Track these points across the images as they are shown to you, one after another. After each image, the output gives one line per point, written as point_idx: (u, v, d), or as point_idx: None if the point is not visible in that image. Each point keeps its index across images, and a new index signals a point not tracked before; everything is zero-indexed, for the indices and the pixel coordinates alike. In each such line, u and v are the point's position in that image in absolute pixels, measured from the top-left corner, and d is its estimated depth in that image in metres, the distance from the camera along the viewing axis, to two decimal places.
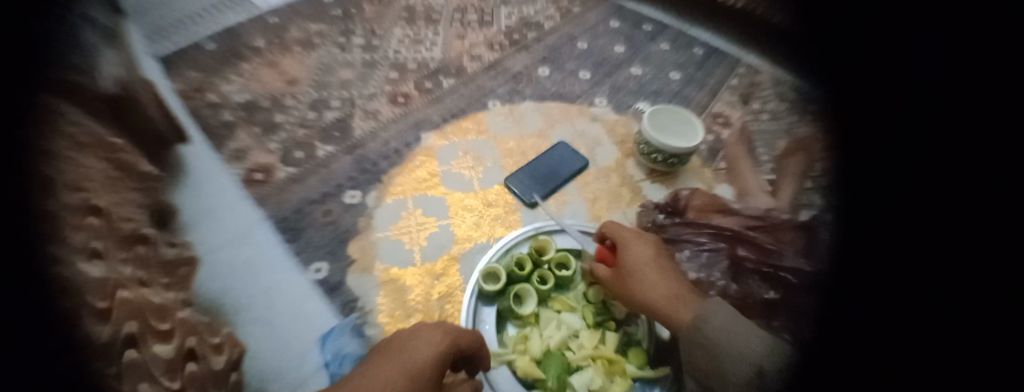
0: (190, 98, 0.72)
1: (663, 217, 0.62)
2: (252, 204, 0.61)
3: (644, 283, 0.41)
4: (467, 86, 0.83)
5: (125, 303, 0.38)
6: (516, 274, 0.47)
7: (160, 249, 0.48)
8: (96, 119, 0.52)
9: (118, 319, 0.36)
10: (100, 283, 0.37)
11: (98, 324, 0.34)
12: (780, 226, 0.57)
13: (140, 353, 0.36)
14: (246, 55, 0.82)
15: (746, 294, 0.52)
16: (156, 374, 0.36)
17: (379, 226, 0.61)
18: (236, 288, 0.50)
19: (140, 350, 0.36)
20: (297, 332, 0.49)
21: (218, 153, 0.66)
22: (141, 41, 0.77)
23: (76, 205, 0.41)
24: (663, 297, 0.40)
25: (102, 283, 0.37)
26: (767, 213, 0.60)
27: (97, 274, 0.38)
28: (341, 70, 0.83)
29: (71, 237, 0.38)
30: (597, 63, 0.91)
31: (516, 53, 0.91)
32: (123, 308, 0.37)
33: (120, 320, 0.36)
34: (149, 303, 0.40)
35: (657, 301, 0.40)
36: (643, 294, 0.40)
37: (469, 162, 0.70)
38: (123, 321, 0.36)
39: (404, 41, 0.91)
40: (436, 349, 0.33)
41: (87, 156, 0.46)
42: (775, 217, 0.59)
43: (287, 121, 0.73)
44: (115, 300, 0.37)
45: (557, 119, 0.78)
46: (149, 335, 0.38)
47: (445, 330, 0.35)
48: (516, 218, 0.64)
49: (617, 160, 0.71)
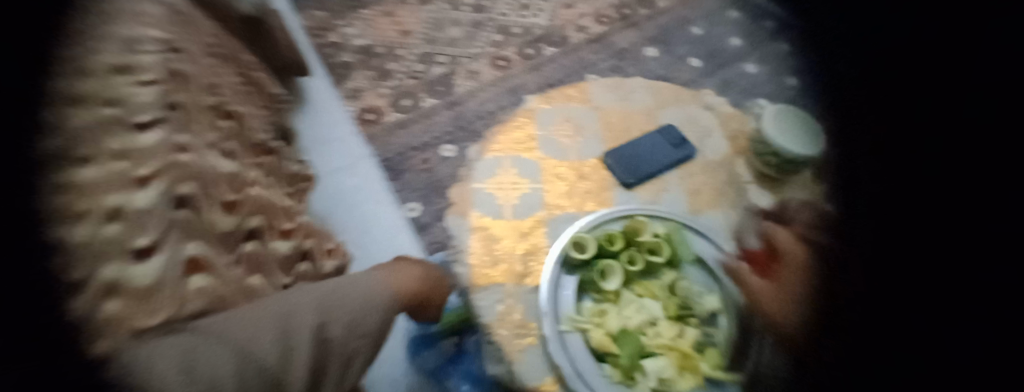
0: (316, 36, 0.83)
1: (772, 225, 0.49)
2: (360, 141, 0.69)
3: (754, 286, 0.41)
4: (567, 57, 0.82)
5: (256, 200, 0.40)
6: (606, 249, 0.45)
7: (288, 162, 0.54)
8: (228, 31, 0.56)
9: (244, 213, 0.37)
10: (229, 178, 0.37)
11: (222, 217, 0.34)
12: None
13: (262, 245, 0.38)
14: (367, 2, 0.90)
15: None
16: (275, 267, 0.37)
17: (478, 178, 0.60)
18: (337, 209, 0.57)
19: (262, 243, 0.38)
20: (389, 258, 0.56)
21: (336, 91, 0.76)
22: None
23: (211, 105, 0.41)
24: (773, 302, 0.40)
25: (234, 178, 0.38)
26: None
27: (232, 169, 0.39)
28: (450, 27, 0.87)
29: (205, 132, 0.39)
30: (708, 51, 0.84)
31: (623, 28, 0.87)
32: (253, 204, 0.39)
33: (247, 214, 0.37)
34: (279, 205, 0.45)
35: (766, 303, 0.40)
36: (754, 294, 0.41)
37: (568, 130, 0.64)
38: (250, 215, 0.38)
39: (512, 5, 0.91)
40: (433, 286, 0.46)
41: (226, 64, 0.50)
42: None
43: (398, 70, 0.80)
44: (245, 195, 0.38)
45: (670, 99, 0.68)
46: (272, 233, 0.40)
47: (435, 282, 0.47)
48: (608, 196, 0.58)
49: (727, 156, 0.61)
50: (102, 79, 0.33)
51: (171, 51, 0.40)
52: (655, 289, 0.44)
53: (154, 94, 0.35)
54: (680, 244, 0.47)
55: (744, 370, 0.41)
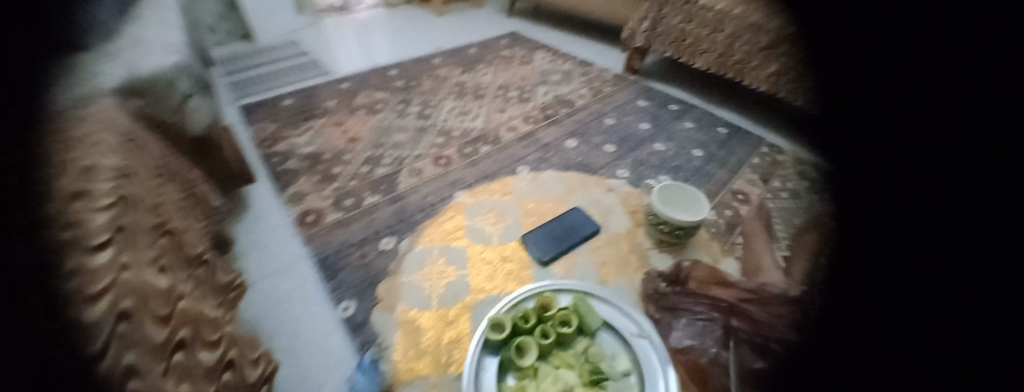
0: (264, 146, 0.89)
1: (666, 286, 0.60)
2: (298, 242, 0.71)
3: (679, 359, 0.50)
4: (500, 153, 0.93)
5: (183, 313, 0.39)
6: (520, 326, 0.47)
7: (219, 274, 0.55)
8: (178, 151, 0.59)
9: (176, 325, 0.36)
10: (168, 293, 0.37)
11: (156, 327, 0.29)
12: (777, 300, 0.48)
13: (185, 357, 0.36)
14: (318, 114, 0.99)
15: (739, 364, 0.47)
16: (197, 379, 0.37)
17: (406, 271, 0.67)
18: (271, 317, 0.60)
19: (187, 353, 0.36)
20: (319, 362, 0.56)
21: (280, 196, 0.79)
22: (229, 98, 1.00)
23: (156, 225, 0.43)
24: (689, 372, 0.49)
25: (168, 294, 0.38)
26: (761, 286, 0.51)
27: (165, 285, 0.38)
28: (396, 132, 0.97)
29: (147, 248, 0.38)
30: (621, 138, 0.98)
31: (548, 126, 1.01)
32: (182, 316, 0.38)
33: (178, 326, 0.36)
34: (202, 315, 0.43)
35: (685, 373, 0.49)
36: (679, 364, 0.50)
37: (492, 219, 0.76)
38: (179, 327, 0.37)
39: (452, 112, 1.05)
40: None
41: (172, 183, 0.53)
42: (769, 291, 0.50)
43: (343, 173, 0.85)
44: (177, 309, 0.38)
45: (577, 187, 0.83)
46: (197, 344, 0.39)
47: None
48: (529, 273, 0.66)
49: (628, 228, 0.73)
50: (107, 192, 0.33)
51: (134, 173, 0.42)
52: (570, 358, 0.46)
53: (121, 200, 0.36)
54: (587, 311, 0.49)
55: None
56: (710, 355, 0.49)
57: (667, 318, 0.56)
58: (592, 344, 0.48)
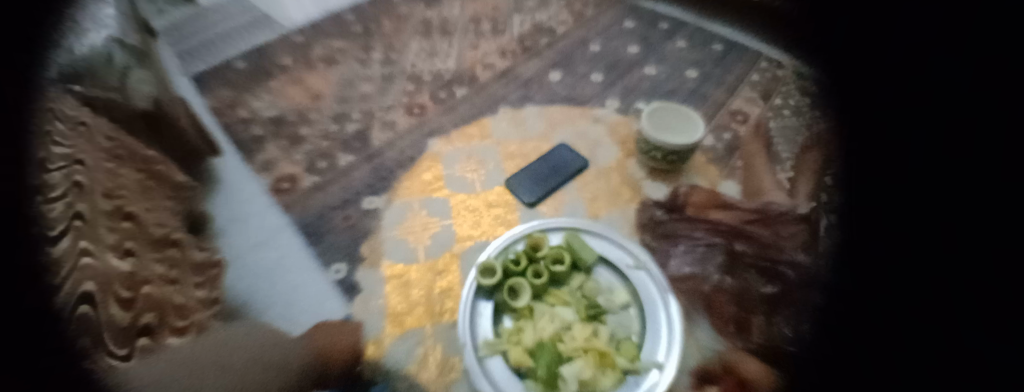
0: (223, 115, 0.80)
1: (661, 213, 0.62)
2: (278, 211, 0.67)
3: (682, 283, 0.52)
4: (479, 95, 0.86)
5: (149, 297, 0.42)
6: (511, 268, 0.46)
7: (192, 252, 0.55)
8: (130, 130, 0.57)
9: (139, 308, 0.40)
10: (128, 275, 0.41)
11: (118, 309, 0.38)
12: (780, 219, 0.57)
13: (152, 341, 0.40)
14: (275, 73, 0.90)
15: (743, 289, 0.52)
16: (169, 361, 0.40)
17: (388, 226, 0.65)
18: (260, 289, 0.56)
19: (153, 339, 0.40)
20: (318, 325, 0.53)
21: (248, 165, 0.73)
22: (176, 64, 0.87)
23: (110, 210, 0.45)
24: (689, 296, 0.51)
25: (130, 278, 0.42)
26: (764, 207, 0.60)
27: (126, 269, 0.42)
28: (362, 84, 0.89)
29: (104, 237, 0.42)
30: (608, 65, 0.91)
31: (528, 60, 0.93)
32: (148, 300, 0.42)
33: (141, 311, 0.40)
34: (172, 300, 0.45)
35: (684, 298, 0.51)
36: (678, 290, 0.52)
37: (473, 166, 0.72)
38: (144, 311, 0.41)
39: (420, 55, 0.95)
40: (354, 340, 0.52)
41: (124, 164, 0.52)
42: (772, 211, 0.59)
43: (312, 134, 0.79)
44: (141, 294, 0.42)
45: (560, 121, 0.79)
46: (165, 330, 0.42)
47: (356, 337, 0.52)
48: (515, 217, 0.65)
49: (619, 159, 0.71)
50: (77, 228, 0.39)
51: (74, 163, 0.44)
52: (566, 296, 0.45)
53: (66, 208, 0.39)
54: (579, 246, 0.49)
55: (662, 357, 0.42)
56: (712, 282, 0.52)
57: (665, 245, 0.57)
58: (587, 280, 0.48)
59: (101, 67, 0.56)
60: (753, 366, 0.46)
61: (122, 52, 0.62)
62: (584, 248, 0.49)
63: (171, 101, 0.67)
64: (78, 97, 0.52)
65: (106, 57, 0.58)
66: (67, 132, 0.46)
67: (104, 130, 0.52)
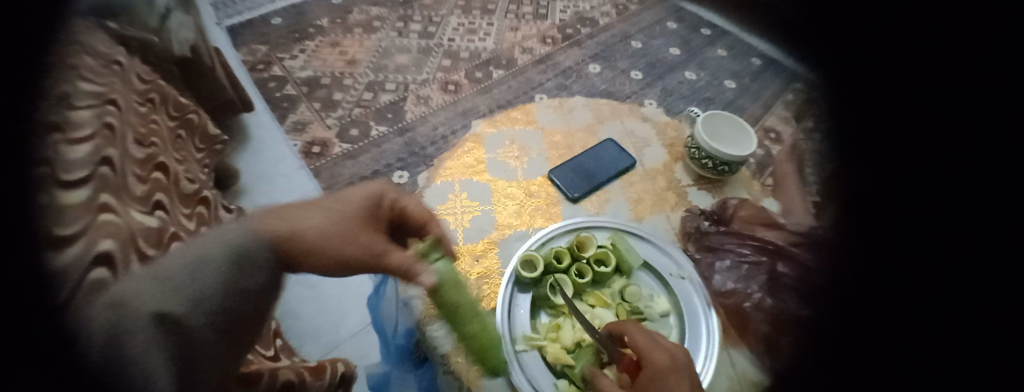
0: (256, 71, 0.80)
1: (708, 224, 0.60)
2: (308, 175, 0.67)
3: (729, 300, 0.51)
4: (515, 78, 0.84)
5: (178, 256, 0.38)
6: (553, 266, 0.49)
7: (219, 212, 0.52)
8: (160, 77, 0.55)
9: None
10: (154, 233, 0.36)
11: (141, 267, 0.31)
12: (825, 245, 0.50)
13: None
14: (311, 33, 0.88)
15: (779, 311, 0.49)
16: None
17: (429, 206, 0.64)
18: None
19: None
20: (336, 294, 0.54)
21: (280, 125, 0.73)
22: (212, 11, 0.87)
23: (142, 159, 0.42)
24: (730, 313, 0.50)
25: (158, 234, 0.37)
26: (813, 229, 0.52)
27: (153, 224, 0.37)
28: (398, 54, 0.87)
29: (135, 188, 0.38)
30: (649, 63, 0.89)
31: (567, 48, 0.91)
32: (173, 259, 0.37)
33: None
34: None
35: (725, 314, 0.51)
36: (722, 306, 0.51)
37: (515, 152, 0.71)
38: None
39: (459, 31, 0.93)
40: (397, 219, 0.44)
41: (156, 110, 0.50)
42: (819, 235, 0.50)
43: (345, 99, 0.78)
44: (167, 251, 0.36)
45: (608, 116, 0.77)
46: None
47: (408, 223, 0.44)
48: (557, 210, 0.64)
49: (666, 162, 0.70)
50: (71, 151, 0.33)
51: (106, 105, 0.40)
52: (608, 298, 0.48)
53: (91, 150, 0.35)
54: (625, 249, 0.51)
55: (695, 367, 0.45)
56: (754, 302, 0.50)
57: (708, 258, 0.56)
58: (629, 283, 0.50)
59: (141, 9, 0.53)
60: (641, 338, 0.38)
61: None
62: (629, 251, 0.51)
63: (206, 51, 0.65)
64: (112, 35, 0.48)
65: (149, 0, 0.55)
66: (99, 69, 0.42)
67: (136, 71, 0.49)
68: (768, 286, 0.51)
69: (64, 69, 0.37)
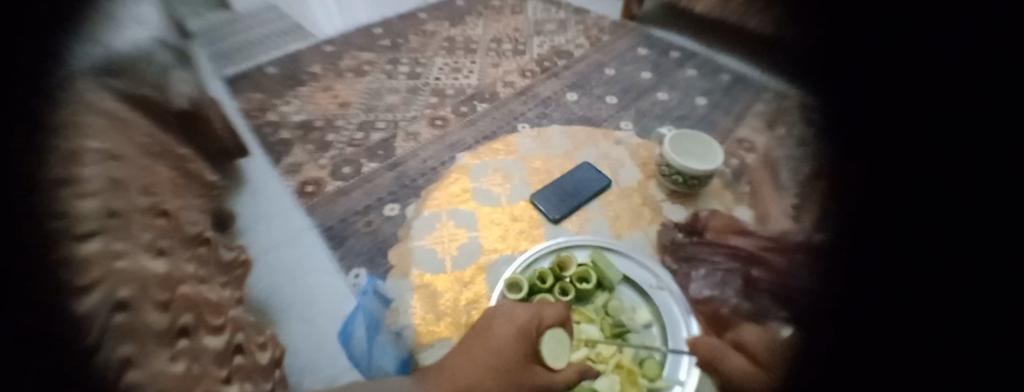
0: (252, 117, 0.84)
1: (682, 236, 0.63)
2: (302, 212, 0.69)
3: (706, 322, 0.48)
4: (499, 110, 0.89)
5: (184, 298, 0.41)
6: (537, 286, 0.51)
7: (221, 251, 0.54)
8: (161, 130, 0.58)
9: (176, 310, 0.38)
10: (163, 277, 0.40)
11: (156, 313, 0.35)
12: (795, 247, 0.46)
13: (190, 342, 0.38)
14: (304, 79, 0.93)
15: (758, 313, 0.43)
16: (207, 362, 0.39)
17: (417, 235, 0.67)
18: (282, 286, 0.56)
19: (191, 339, 0.39)
20: (329, 322, 0.55)
21: (275, 166, 0.76)
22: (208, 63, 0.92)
23: (145, 207, 0.43)
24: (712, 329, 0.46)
25: (163, 279, 0.39)
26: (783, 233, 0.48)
27: (161, 270, 0.40)
28: (387, 95, 0.92)
29: (138, 234, 0.39)
30: (624, 88, 0.94)
31: (546, 79, 0.96)
32: (181, 301, 0.40)
33: (178, 311, 0.39)
34: (205, 300, 0.44)
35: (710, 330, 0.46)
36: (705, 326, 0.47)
37: (499, 180, 0.74)
38: (179, 312, 0.39)
39: (444, 69, 0.99)
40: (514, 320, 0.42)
41: (156, 162, 0.51)
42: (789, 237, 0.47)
43: (337, 140, 0.82)
44: (176, 294, 0.40)
45: (583, 141, 0.81)
46: (201, 329, 0.41)
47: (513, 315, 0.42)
48: (541, 232, 0.67)
49: (641, 181, 0.73)
50: (105, 216, 0.37)
51: (110, 158, 0.42)
52: (591, 313, 0.50)
53: (101, 203, 0.36)
54: (604, 264, 0.53)
55: (678, 376, 0.45)
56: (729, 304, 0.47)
57: (684, 268, 0.57)
58: (611, 297, 0.52)
59: (135, 69, 0.56)
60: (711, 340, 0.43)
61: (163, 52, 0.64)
62: (607, 265, 0.53)
63: (204, 103, 0.68)
64: (115, 92, 0.52)
65: (145, 60, 0.59)
66: (99, 125, 0.45)
67: (138, 128, 0.51)
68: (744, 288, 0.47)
69: (64, 129, 0.39)
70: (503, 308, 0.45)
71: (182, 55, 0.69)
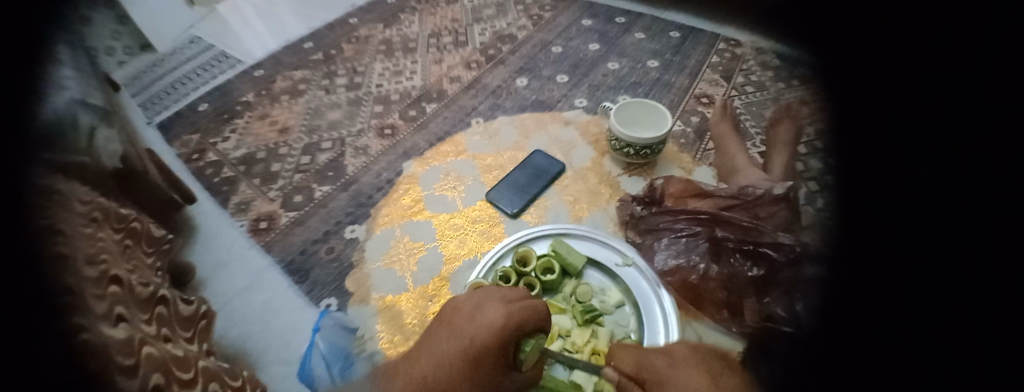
0: (191, 161, 0.76)
1: (641, 208, 0.64)
2: (260, 252, 0.64)
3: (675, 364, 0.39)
4: (449, 108, 0.86)
5: (151, 358, 0.37)
6: (503, 286, 0.50)
7: (179, 306, 0.50)
8: (103, 193, 0.50)
9: (144, 371, 0.35)
10: (125, 341, 0.36)
11: (125, 379, 0.33)
12: (758, 202, 0.57)
13: None
14: (239, 110, 0.86)
15: (731, 274, 0.52)
16: None
17: (372, 257, 0.64)
18: (252, 332, 0.54)
19: None
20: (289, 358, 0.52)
21: (224, 209, 0.69)
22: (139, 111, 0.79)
23: (95, 276, 0.39)
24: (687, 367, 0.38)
25: (127, 343, 0.36)
26: (742, 191, 0.60)
27: (122, 336, 0.36)
28: (329, 111, 0.87)
29: (94, 305, 0.36)
30: (572, 64, 0.93)
31: (493, 68, 0.94)
32: (150, 362, 0.36)
33: (148, 373, 0.36)
34: (171, 355, 0.40)
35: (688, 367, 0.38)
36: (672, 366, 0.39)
37: (452, 183, 0.72)
38: (149, 373, 0.36)
39: (385, 74, 0.95)
40: (501, 313, 0.39)
41: (103, 226, 0.46)
42: (750, 193, 0.59)
43: (283, 169, 0.77)
44: (142, 356, 0.36)
45: (532, 128, 0.80)
46: (173, 386, 0.38)
47: (503, 310, 0.39)
48: (501, 229, 0.65)
49: (594, 159, 0.73)
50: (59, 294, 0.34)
51: (59, 232, 0.38)
52: (561, 303, 0.50)
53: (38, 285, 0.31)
54: (566, 251, 0.53)
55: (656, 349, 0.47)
56: (699, 272, 0.53)
57: (649, 240, 0.59)
58: (579, 283, 0.52)
59: (69, 129, 0.49)
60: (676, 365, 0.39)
61: (89, 112, 0.54)
62: (568, 250, 0.53)
63: (137, 156, 0.61)
64: (51, 164, 0.44)
65: (73, 119, 0.51)
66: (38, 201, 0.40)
67: (77, 192, 0.45)
68: (712, 252, 0.54)
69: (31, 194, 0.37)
70: (477, 312, 0.40)
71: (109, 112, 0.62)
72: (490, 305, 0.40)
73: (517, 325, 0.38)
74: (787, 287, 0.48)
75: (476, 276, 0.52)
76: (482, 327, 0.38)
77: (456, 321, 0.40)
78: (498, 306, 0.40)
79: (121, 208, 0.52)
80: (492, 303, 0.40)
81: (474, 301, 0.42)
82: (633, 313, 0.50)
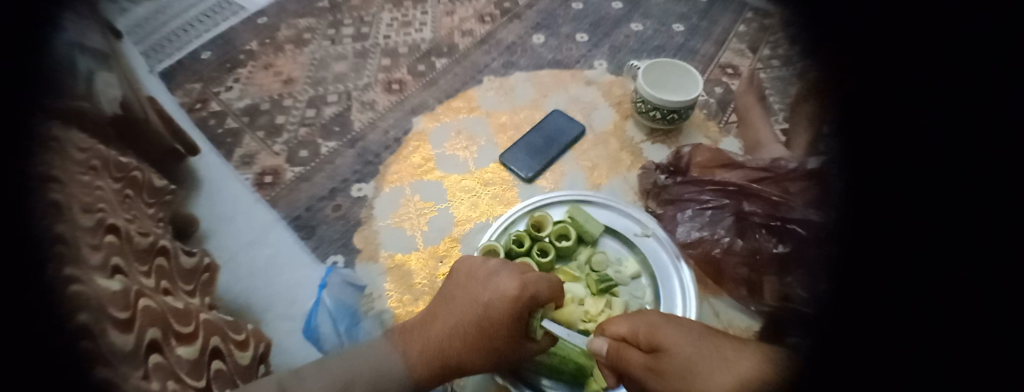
0: (194, 110, 0.74)
1: (665, 177, 0.62)
2: (265, 206, 0.63)
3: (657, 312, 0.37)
4: (460, 64, 0.81)
5: (148, 311, 0.36)
6: (515, 250, 0.49)
7: (180, 258, 0.50)
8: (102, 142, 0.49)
9: (140, 326, 0.34)
10: (121, 294, 0.34)
11: (119, 333, 0.31)
12: (790, 176, 0.56)
13: (164, 357, 0.34)
14: (242, 60, 0.82)
15: (754, 249, 0.52)
16: (182, 375, 0.35)
17: (380, 215, 0.63)
18: (259, 288, 0.54)
19: (164, 354, 0.34)
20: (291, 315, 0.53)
21: (228, 161, 0.67)
22: (141, 59, 0.77)
23: (92, 225, 0.38)
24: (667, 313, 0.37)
25: (122, 294, 0.35)
26: (772, 163, 0.59)
27: (116, 287, 0.35)
28: (334, 63, 0.83)
29: (89, 256, 0.35)
30: (593, 23, 0.86)
31: (508, 23, 0.87)
32: (145, 314, 0.36)
33: (143, 328, 0.34)
34: (170, 310, 0.40)
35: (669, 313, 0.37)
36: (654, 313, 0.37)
37: (462, 143, 0.70)
38: (145, 328, 0.34)
39: (393, 25, 0.89)
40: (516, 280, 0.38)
41: (100, 175, 0.44)
42: (781, 167, 0.58)
43: (288, 121, 0.74)
44: (137, 309, 0.35)
45: (550, 87, 0.76)
46: (172, 340, 0.37)
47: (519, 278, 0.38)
48: (514, 194, 0.64)
49: (615, 122, 0.70)
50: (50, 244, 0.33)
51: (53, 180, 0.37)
52: (575, 271, 0.49)
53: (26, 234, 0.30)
54: (581, 218, 0.52)
55: None
56: (723, 246, 0.53)
57: (671, 211, 0.58)
58: (593, 252, 0.51)
59: (64, 73, 0.49)
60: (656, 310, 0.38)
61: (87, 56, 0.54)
62: (583, 218, 0.52)
63: (138, 103, 0.59)
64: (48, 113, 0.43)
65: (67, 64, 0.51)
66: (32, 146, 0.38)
67: (73, 140, 0.44)
68: (737, 227, 0.54)
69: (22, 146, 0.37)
70: (489, 281, 0.39)
71: (106, 55, 0.60)
72: (504, 273, 0.39)
73: (532, 294, 0.37)
74: (807, 265, 0.50)
75: (487, 239, 0.50)
76: (497, 292, 0.37)
77: (471, 291, 0.39)
78: (513, 275, 0.39)
79: (120, 156, 0.51)
80: (506, 271, 0.39)
81: (485, 268, 0.41)
82: (648, 285, 0.49)
